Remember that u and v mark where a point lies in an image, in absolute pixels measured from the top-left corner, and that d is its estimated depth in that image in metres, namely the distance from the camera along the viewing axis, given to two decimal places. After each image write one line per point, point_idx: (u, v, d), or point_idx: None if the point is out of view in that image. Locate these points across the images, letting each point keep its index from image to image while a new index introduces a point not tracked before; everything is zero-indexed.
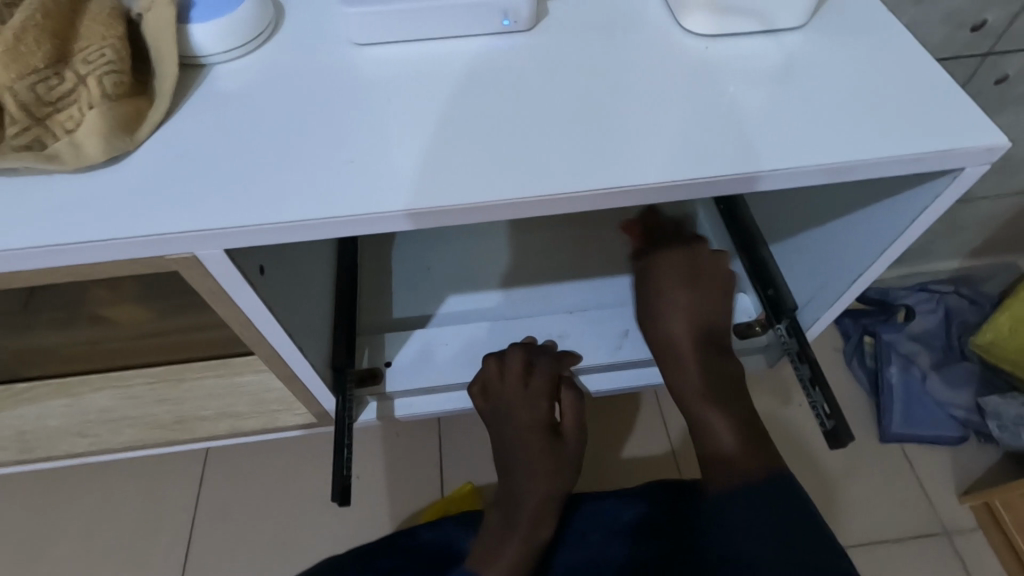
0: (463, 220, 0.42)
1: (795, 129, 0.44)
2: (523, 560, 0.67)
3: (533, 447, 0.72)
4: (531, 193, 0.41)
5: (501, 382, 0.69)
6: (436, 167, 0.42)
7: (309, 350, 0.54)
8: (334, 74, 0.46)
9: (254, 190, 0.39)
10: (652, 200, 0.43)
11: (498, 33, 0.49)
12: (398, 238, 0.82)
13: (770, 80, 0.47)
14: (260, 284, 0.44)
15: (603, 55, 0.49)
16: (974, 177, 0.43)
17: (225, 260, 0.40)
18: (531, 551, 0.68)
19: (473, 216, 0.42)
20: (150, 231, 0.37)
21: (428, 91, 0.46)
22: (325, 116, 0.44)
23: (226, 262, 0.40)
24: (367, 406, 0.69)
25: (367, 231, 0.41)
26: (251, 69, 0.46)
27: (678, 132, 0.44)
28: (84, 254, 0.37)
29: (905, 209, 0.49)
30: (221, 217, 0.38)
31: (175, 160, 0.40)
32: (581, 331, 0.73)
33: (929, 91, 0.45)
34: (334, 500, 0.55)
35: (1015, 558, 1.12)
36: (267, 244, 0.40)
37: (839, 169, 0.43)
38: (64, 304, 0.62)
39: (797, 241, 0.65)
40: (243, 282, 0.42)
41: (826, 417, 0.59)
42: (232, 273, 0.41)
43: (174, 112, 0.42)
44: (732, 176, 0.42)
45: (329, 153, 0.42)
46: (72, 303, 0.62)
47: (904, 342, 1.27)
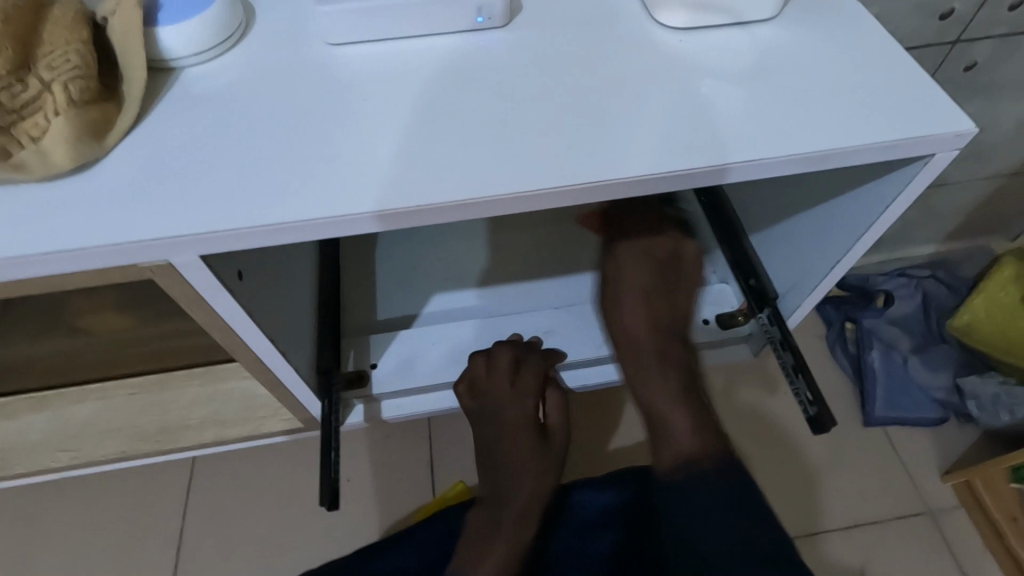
0: (443, 219, 0.42)
1: (770, 119, 0.45)
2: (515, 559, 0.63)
3: (521, 445, 0.70)
4: (510, 190, 0.41)
5: (490, 380, 0.69)
6: (415, 166, 0.42)
7: (293, 355, 0.54)
8: (308, 74, 0.46)
9: (230, 194, 0.39)
10: (631, 193, 0.43)
11: (474, 31, 0.49)
12: (381, 237, 0.82)
13: (745, 72, 0.47)
14: (240, 289, 0.44)
15: (580, 50, 0.49)
16: (944, 162, 0.44)
17: (202, 266, 0.39)
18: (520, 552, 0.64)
19: (452, 214, 0.41)
20: (123, 239, 0.36)
21: (405, 90, 0.46)
22: (300, 117, 0.43)
23: (203, 268, 0.39)
24: (354, 409, 0.69)
25: (346, 232, 0.40)
26: (223, 72, 0.45)
27: (656, 125, 0.44)
28: (56, 264, 0.36)
29: (879, 196, 0.49)
30: (196, 223, 0.37)
31: (147, 166, 0.39)
32: (566, 327, 0.75)
33: (900, 79, 0.46)
34: (323, 504, 0.54)
35: (996, 534, 1.14)
36: (244, 248, 0.39)
37: (815, 158, 0.43)
38: (42, 311, 0.61)
39: (776, 230, 0.66)
40: (221, 288, 0.41)
41: (809, 404, 0.60)
42: (211, 279, 0.40)
43: (145, 117, 0.42)
44: (709, 167, 0.42)
45: (305, 155, 0.41)
46: (50, 310, 0.61)
47: (883, 327, 1.28)
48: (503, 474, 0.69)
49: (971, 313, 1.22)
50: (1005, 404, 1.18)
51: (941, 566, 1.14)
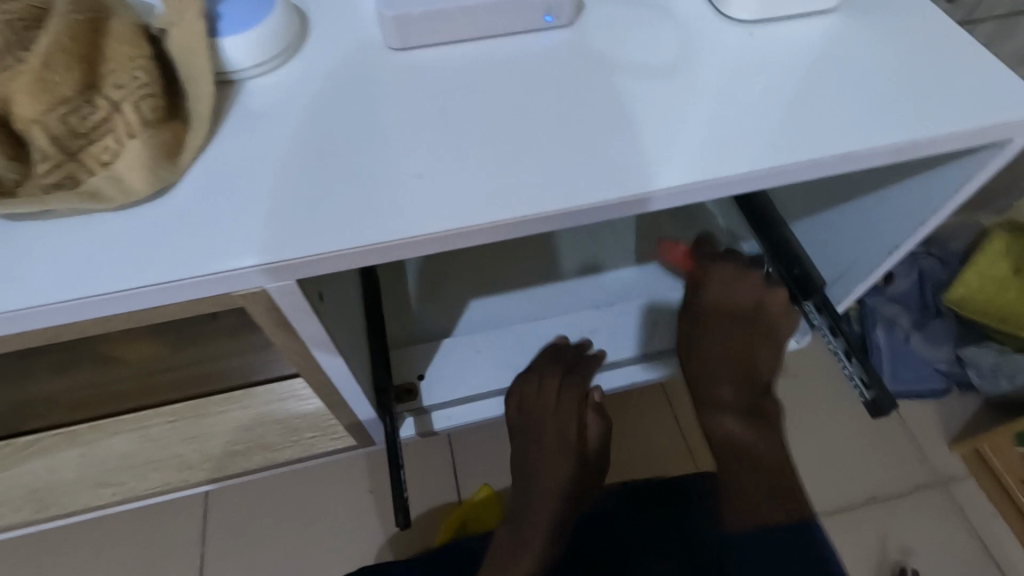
0: (532, 231, 0.41)
1: (849, 110, 0.44)
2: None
3: (558, 467, 0.66)
4: (603, 195, 0.40)
5: (536, 401, 0.67)
6: (506, 175, 0.41)
7: (358, 372, 0.52)
8: (376, 83, 0.44)
9: (323, 214, 0.37)
10: (718, 193, 0.43)
11: (540, 30, 0.48)
12: None
13: (816, 63, 0.47)
14: (322, 311, 0.42)
15: (649, 46, 0.48)
16: (1020, 147, 0.45)
17: (294, 290, 0.38)
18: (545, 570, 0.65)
19: (541, 226, 0.41)
20: (218, 268, 0.35)
21: (478, 96, 0.44)
22: (376, 128, 0.41)
23: (297, 293, 0.38)
24: (406, 422, 0.66)
25: (444, 246, 0.39)
26: (285, 82, 0.43)
27: (736, 121, 0.44)
28: (146, 296, 0.35)
29: (945, 183, 0.50)
30: (294, 247, 0.36)
31: (228, 187, 0.38)
32: (612, 326, 0.74)
33: (969, 65, 0.46)
34: (398, 525, 0.53)
35: (1004, 497, 1.19)
36: (340, 270, 0.38)
37: (898, 149, 0.43)
38: (59, 348, 0.54)
39: (822, 218, 0.66)
40: (310, 311, 0.40)
41: (866, 387, 0.61)
42: (301, 304, 0.39)
43: (215, 134, 0.40)
44: (801, 164, 0.42)
45: (391, 169, 0.40)
46: (68, 347, 0.53)
47: (885, 304, 1.31)
48: (534, 492, 0.67)
49: (965, 287, 1.24)
50: (1004, 372, 1.23)
51: (954, 532, 1.19)
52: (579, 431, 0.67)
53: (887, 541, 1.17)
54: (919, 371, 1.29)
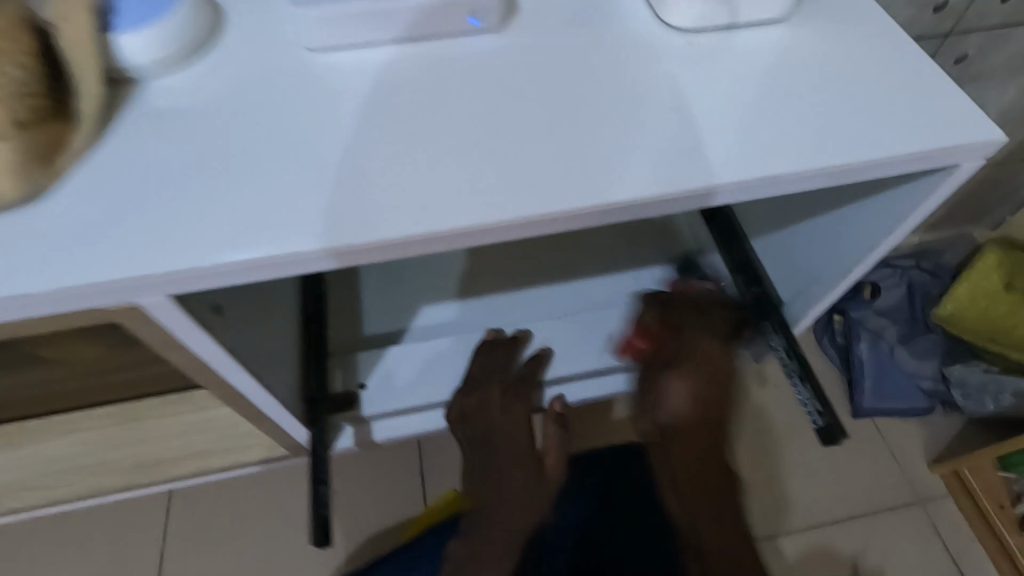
0: (434, 251, 0.38)
1: (788, 128, 0.42)
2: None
3: (515, 476, 0.62)
4: (512, 214, 0.38)
5: (483, 410, 0.64)
6: (405, 188, 0.38)
7: (276, 385, 0.50)
8: (282, 84, 0.41)
9: (205, 227, 0.35)
10: (639, 214, 0.40)
11: (466, 35, 0.45)
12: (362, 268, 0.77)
13: (761, 76, 0.44)
14: (216, 325, 0.41)
15: (580, 52, 0.45)
16: (970, 172, 0.42)
17: (174, 306, 0.36)
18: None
19: (444, 246, 0.38)
20: (94, 280, 0.33)
21: (393, 100, 0.42)
22: (276, 132, 0.39)
23: (175, 310, 0.36)
24: (344, 432, 0.66)
25: (333, 262, 0.37)
26: (194, 84, 0.41)
27: (667, 136, 0.41)
28: (7, 309, 0.33)
29: (896, 205, 0.47)
30: (166, 260, 0.34)
31: (113, 194, 0.36)
32: (564, 338, 0.72)
33: (918, 83, 0.43)
34: (314, 541, 0.52)
35: (982, 521, 1.16)
36: (221, 285, 0.36)
37: (835, 172, 0.41)
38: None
39: (781, 236, 0.64)
40: (198, 328, 0.38)
41: (817, 414, 0.58)
42: (184, 320, 0.37)
43: (108, 139, 0.38)
44: (731, 185, 0.40)
45: (284, 177, 0.38)
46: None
47: (870, 318, 1.28)
48: (492, 504, 0.61)
49: (955, 302, 1.19)
50: (990, 391, 1.18)
51: (930, 554, 1.16)
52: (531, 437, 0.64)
53: (861, 561, 1.14)
54: (903, 388, 1.26)
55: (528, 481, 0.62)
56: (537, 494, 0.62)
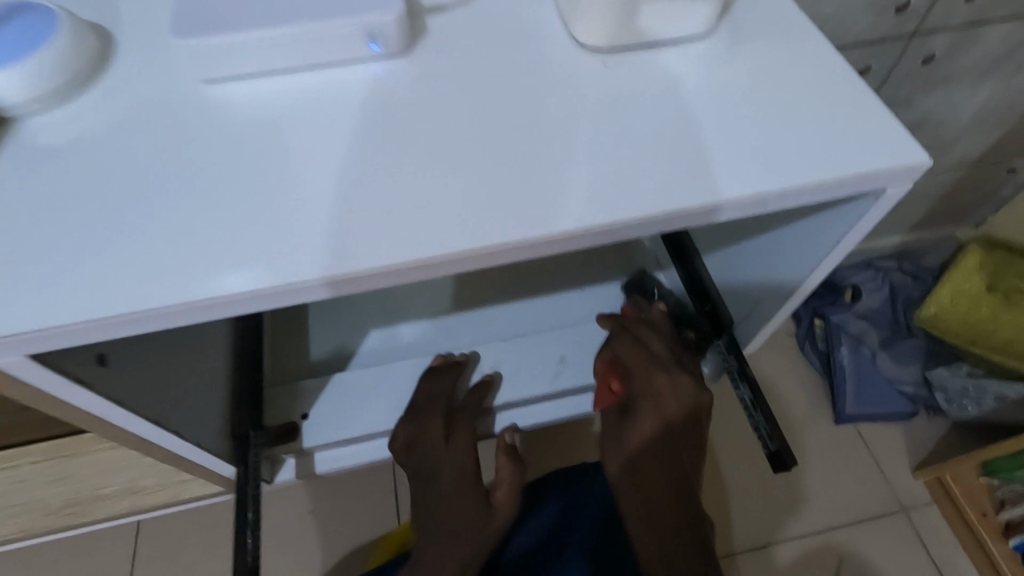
0: (327, 295, 0.37)
1: (705, 155, 0.40)
2: None
3: (460, 510, 0.62)
4: (409, 255, 0.36)
5: (425, 441, 0.63)
6: (322, 228, 0.37)
7: (189, 430, 0.48)
8: (176, 125, 0.41)
9: (184, 263, 0.35)
10: (550, 252, 0.39)
11: (370, 60, 0.44)
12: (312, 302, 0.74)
13: (680, 99, 0.42)
14: (100, 379, 0.38)
15: (489, 78, 0.44)
16: (896, 198, 0.41)
17: (42, 366, 0.34)
18: None
19: (338, 289, 0.37)
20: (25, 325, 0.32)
21: (293, 137, 0.41)
22: (166, 178, 0.38)
23: (36, 368, 0.34)
24: (285, 465, 0.64)
25: (315, 295, 0.37)
26: (73, 122, 0.40)
27: (575, 165, 0.40)
28: None
29: (830, 228, 0.46)
30: (33, 317, 0.33)
31: (106, 231, 0.36)
32: (516, 360, 0.71)
33: (841, 103, 0.42)
34: None
35: (967, 531, 1.13)
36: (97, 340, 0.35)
37: (749, 203, 0.39)
38: None
39: (730, 254, 0.62)
40: (71, 384, 0.36)
41: (769, 440, 0.56)
42: (56, 379, 0.35)
43: (99, 176, 0.38)
44: (642, 219, 0.38)
45: (169, 225, 0.37)
46: None
47: (852, 322, 1.25)
48: (435, 537, 0.61)
49: (937, 303, 1.16)
50: (972, 396, 1.15)
51: (915, 565, 1.12)
52: (477, 471, 0.64)
53: (843, 573, 1.11)
54: (884, 393, 1.23)
55: (473, 513, 0.62)
56: (484, 528, 0.62)
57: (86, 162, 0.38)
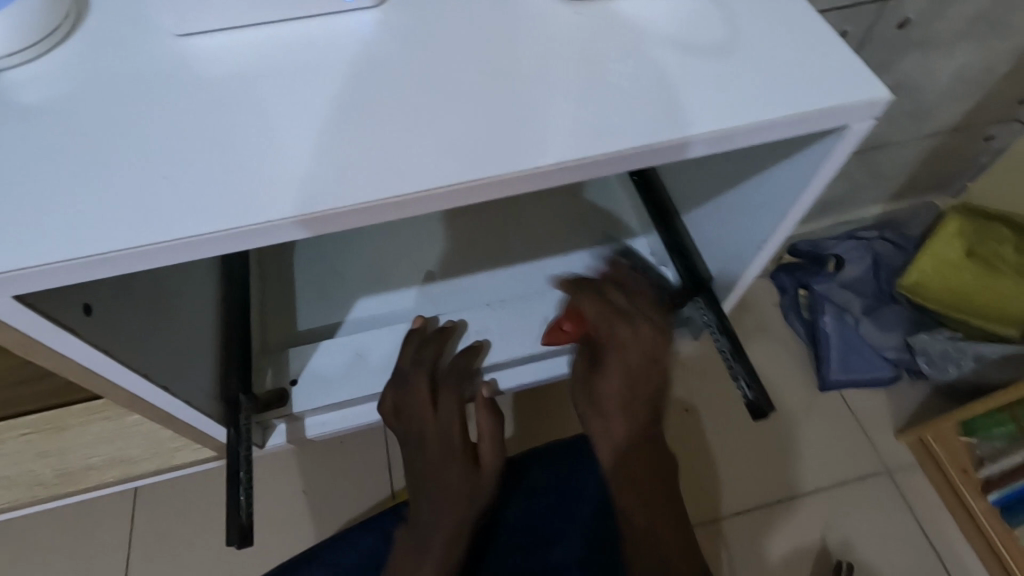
0: (293, 239, 0.38)
1: (676, 96, 0.41)
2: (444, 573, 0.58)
3: (449, 472, 0.64)
4: (386, 194, 0.38)
5: (410, 407, 0.66)
6: (300, 169, 0.38)
7: (181, 387, 0.49)
8: (151, 77, 0.41)
9: (158, 208, 0.36)
10: (522, 190, 0.40)
11: (346, 12, 0.45)
12: (299, 249, 0.77)
13: (649, 46, 0.44)
14: (86, 327, 0.39)
15: (464, 29, 0.45)
16: (862, 133, 0.42)
17: (27, 310, 0.35)
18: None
19: (302, 233, 0.38)
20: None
21: (273, 84, 0.42)
22: (142, 126, 0.39)
23: (25, 312, 0.35)
24: (275, 430, 0.65)
25: (281, 237, 0.38)
26: (46, 76, 0.41)
27: (548, 108, 0.41)
28: None
29: (800, 170, 0.48)
30: (16, 258, 0.33)
31: (78, 178, 0.37)
32: (501, 325, 0.72)
33: (804, 45, 0.43)
34: (232, 544, 0.49)
35: (947, 488, 1.16)
36: (78, 283, 0.36)
37: (715, 138, 0.40)
38: None
39: (706, 209, 0.64)
40: (58, 329, 0.37)
41: (749, 386, 0.57)
42: (41, 323, 0.36)
43: (78, 127, 0.39)
44: (609, 155, 0.39)
45: (146, 171, 0.38)
46: None
47: (837, 291, 1.26)
48: (429, 499, 0.62)
49: (919, 272, 1.19)
50: (952, 358, 1.17)
51: (897, 523, 1.15)
52: (464, 434, 0.66)
53: (827, 532, 1.14)
54: (867, 358, 1.26)
55: (463, 475, 0.63)
56: (473, 488, 0.63)
57: (62, 115, 0.39)
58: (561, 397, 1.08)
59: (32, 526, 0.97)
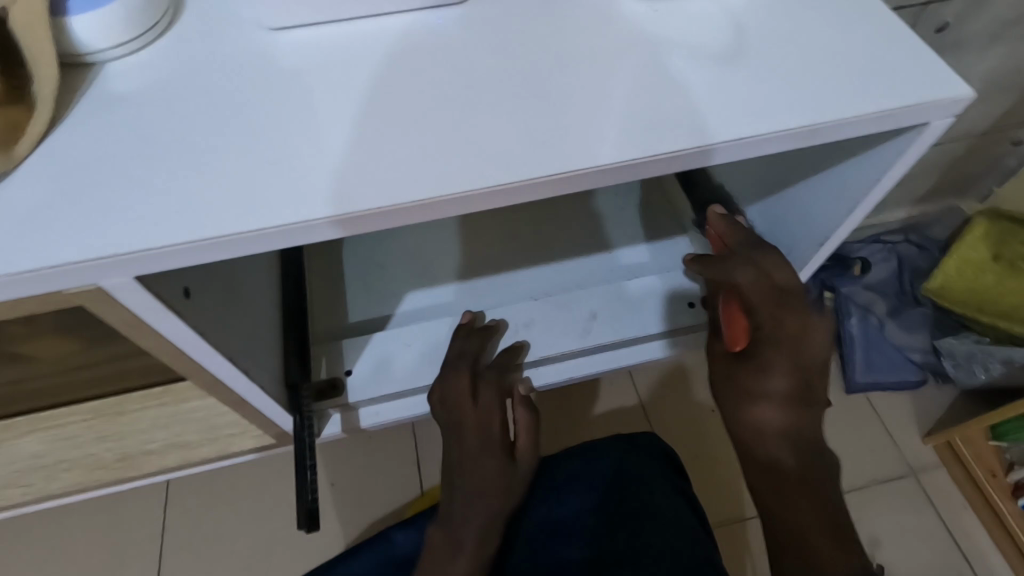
0: (336, 235, 0.39)
1: (755, 92, 0.43)
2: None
3: (484, 466, 0.66)
4: (477, 183, 0.39)
5: (457, 399, 0.67)
6: (393, 157, 0.40)
7: (258, 373, 0.51)
8: (248, 66, 0.43)
9: (262, 195, 0.37)
10: (593, 182, 0.41)
11: (426, 8, 0.47)
12: (346, 243, 0.79)
13: (724, 47, 0.45)
14: (185, 309, 0.41)
15: (539, 25, 0.46)
16: (940, 129, 0.43)
17: (139, 288, 0.37)
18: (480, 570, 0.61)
19: (344, 229, 0.39)
20: (116, 252, 0.35)
21: (364, 75, 0.43)
22: (237, 113, 0.41)
23: (138, 290, 0.37)
24: (331, 419, 0.66)
25: (326, 235, 0.38)
26: (148, 66, 0.42)
27: (631, 103, 0.42)
28: (33, 284, 0.34)
29: (870, 167, 0.49)
30: (129, 241, 0.35)
31: (178, 166, 0.38)
32: (548, 318, 0.72)
33: (883, 45, 0.44)
34: (299, 527, 0.51)
35: (976, 489, 1.16)
36: (184, 267, 0.37)
37: (799, 133, 0.41)
38: None
39: (764, 205, 0.65)
40: (163, 309, 0.39)
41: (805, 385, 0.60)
42: (149, 301, 0.38)
43: (176, 113, 0.40)
44: (688, 150, 0.41)
45: (249, 159, 0.39)
46: None
47: (860, 292, 1.26)
48: (464, 495, 0.65)
49: (942, 276, 1.19)
50: (979, 361, 1.17)
51: (925, 526, 1.15)
52: (502, 428, 0.69)
53: None
54: (892, 360, 1.25)
55: (500, 470, 0.66)
56: (508, 482, 0.66)
57: (168, 101, 0.41)
58: (580, 400, 1.13)
59: (72, 515, 0.99)
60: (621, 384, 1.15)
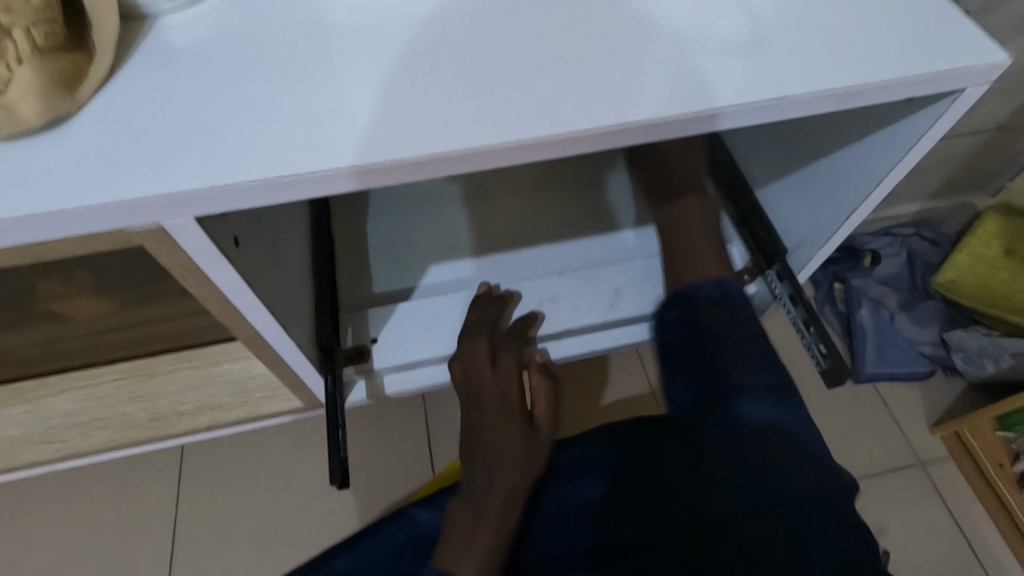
0: (353, 188, 0.39)
1: (794, 56, 0.43)
2: (498, 550, 0.61)
3: (504, 436, 0.68)
4: (522, 137, 0.40)
5: (477, 367, 0.67)
6: (442, 110, 0.41)
7: (294, 329, 0.52)
8: (300, 21, 0.44)
9: (318, 141, 0.39)
10: (638, 140, 0.42)
11: None
12: (370, 217, 0.80)
13: (763, 13, 0.46)
14: (235, 256, 0.42)
15: None
16: (976, 97, 0.44)
17: (197, 229, 0.38)
18: (505, 541, 0.62)
19: (362, 182, 0.39)
20: (179, 191, 0.36)
21: (412, 32, 0.44)
22: (292, 64, 0.42)
23: (198, 231, 0.38)
24: (356, 387, 0.67)
25: (347, 186, 0.39)
26: (204, 18, 0.43)
27: (674, 63, 0.43)
28: (101, 221, 0.36)
29: (902, 136, 0.50)
30: (190, 180, 0.36)
31: (236, 111, 0.39)
32: (572, 293, 0.73)
33: (920, 13, 0.45)
34: (334, 484, 0.53)
35: (983, 479, 1.17)
36: (241, 211, 0.38)
37: (841, 96, 0.42)
38: None
39: (789, 181, 0.66)
40: (217, 253, 0.40)
41: (823, 357, 0.59)
42: (205, 243, 0.39)
43: (234, 62, 0.41)
44: (730, 109, 0.42)
45: (306, 107, 0.40)
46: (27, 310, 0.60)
47: (872, 285, 1.27)
48: (484, 464, 0.67)
49: (955, 269, 1.19)
50: (990, 355, 1.18)
51: (931, 515, 1.16)
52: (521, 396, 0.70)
53: None
54: (902, 352, 1.26)
55: (522, 438, 0.68)
56: (528, 451, 0.68)
57: (227, 50, 0.42)
58: (590, 385, 1.14)
59: (90, 483, 1.00)
60: (631, 370, 1.16)
